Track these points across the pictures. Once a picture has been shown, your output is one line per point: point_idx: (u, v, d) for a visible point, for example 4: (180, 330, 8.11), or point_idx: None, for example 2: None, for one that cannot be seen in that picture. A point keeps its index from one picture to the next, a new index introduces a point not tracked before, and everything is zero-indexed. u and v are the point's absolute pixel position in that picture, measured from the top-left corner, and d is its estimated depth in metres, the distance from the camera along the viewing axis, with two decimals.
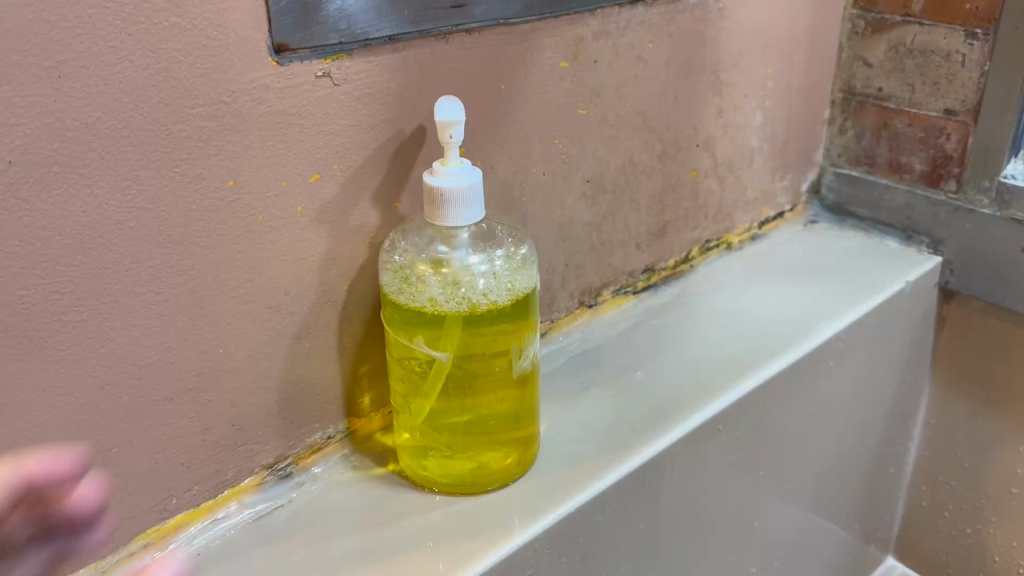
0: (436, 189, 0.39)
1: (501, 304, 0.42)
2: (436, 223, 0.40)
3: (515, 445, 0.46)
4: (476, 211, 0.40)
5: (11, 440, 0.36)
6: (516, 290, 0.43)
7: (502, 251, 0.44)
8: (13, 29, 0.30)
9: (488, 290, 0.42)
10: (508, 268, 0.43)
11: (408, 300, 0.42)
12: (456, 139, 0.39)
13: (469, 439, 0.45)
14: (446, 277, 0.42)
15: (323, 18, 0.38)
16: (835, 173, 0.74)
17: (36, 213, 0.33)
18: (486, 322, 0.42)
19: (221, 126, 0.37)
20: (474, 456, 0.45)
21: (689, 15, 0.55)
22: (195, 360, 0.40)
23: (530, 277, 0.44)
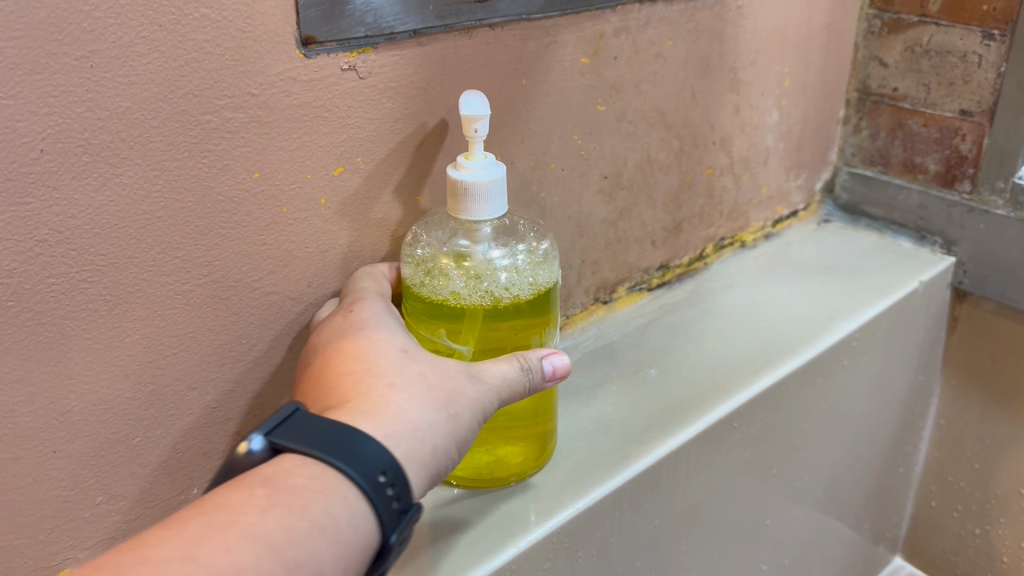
0: (462, 183, 0.39)
1: (523, 299, 0.42)
2: (460, 216, 0.40)
3: (533, 440, 0.46)
4: (500, 205, 0.40)
5: (38, 427, 0.36)
6: (538, 286, 0.43)
7: (524, 245, 0.44)
8: (48, 18, 0.30)
9: (510, 284, 0.42)
10: (531, 263, 0.43)
11: (430, 293, 0.42)
12: (479, 132, 0.39)
13: (488, 434, 0.45)
14: (469, 270, 0.42)
15: (349, 11, 0.38)
16: (849, 173, 0.74)
17: (65, 202, 0.33)
18: (507, 316, 0.42)
19: (249, 117, 0.37)
20: (492, 450, 0.45)
21: (709, 12, 0.55)
22: (219, 350, 0.40)
23: (551, 273, 0.44)
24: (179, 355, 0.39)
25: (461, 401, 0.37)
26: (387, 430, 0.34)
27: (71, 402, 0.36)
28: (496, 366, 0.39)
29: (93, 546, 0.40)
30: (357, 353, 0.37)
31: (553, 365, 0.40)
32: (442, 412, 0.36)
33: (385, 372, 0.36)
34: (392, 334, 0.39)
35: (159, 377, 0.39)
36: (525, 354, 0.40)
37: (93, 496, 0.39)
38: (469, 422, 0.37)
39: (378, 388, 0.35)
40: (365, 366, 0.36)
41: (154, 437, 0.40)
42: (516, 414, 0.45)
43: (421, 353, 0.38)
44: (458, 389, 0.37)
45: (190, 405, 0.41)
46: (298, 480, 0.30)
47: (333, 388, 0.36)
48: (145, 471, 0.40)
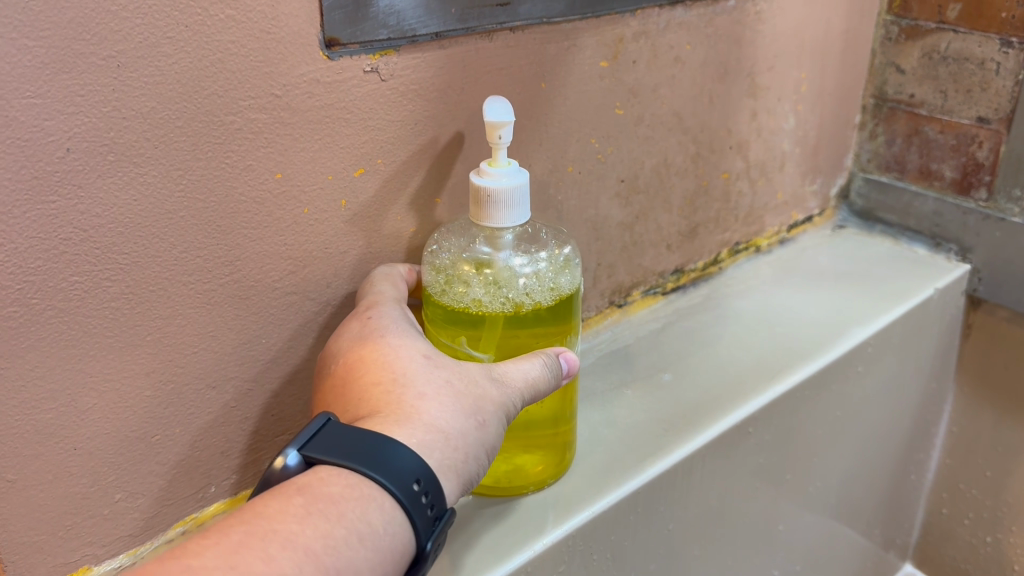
0: (486, 190, 0.39)
1: (545, 305, 0.42)
2: (482, 223, 0.40)
3: (552, 449, 0.46)
4: (522, 213, 0.41)
5: (60, 425, 0.36)
6: (559, 293, 0.43)
7: (546, 252, 0.44)
8: (77, 19, 0.31)
9: (532, 291, 0.42)
10: (552, 270, 0.43)
11: (451, 301, 0.42)
12: (504, 139, 0.40)
13: (508, 442, 0.45)
14: (490, 277, 0.42)
15: (373, 14, 0.38)
16: (864, 179, 0.75)
17: (90, 201, 0.33)
18: (527, 323, 0.42)
19: (272, 119, 0.37)
20: (511, 458, 0.45)
21: (729, 17, 0.55)
22: (239, 350, 0.41)
23: (572, 279, 0.44)
24: (199, 354, 0.39)
25: (489, 407, 0.37)
26: (420, 439, 0.34)
27: (92, 400, 0.37)
28: (521, 367, 0.39)
29: (111, 542, 0.41)
30: (384, 362, 0.37)
31: (568, 363, 0.41)
32: (472, 419, 0.36)
33: (414, 380, 0.36)
34: (415, 340, 0.39)
35: (179, 375, 0.39)
36: (545, 351, 0.40)
37: (111, 494, 0.39)
38: (497, 429, 0.37)
39: (407, 398, 0.35)
40: (392, 375, 0.37)
41: (172, 435, 0.40)
42: (535, 421, 0.45)
43: (444, 359, 0.38)
44: (484, 394, 0.37)
45: (208, 403, 0.41)
46: (333, 489, 0.31)
47: (362, 399, 0.36)
48: (163, 469, 0.41)
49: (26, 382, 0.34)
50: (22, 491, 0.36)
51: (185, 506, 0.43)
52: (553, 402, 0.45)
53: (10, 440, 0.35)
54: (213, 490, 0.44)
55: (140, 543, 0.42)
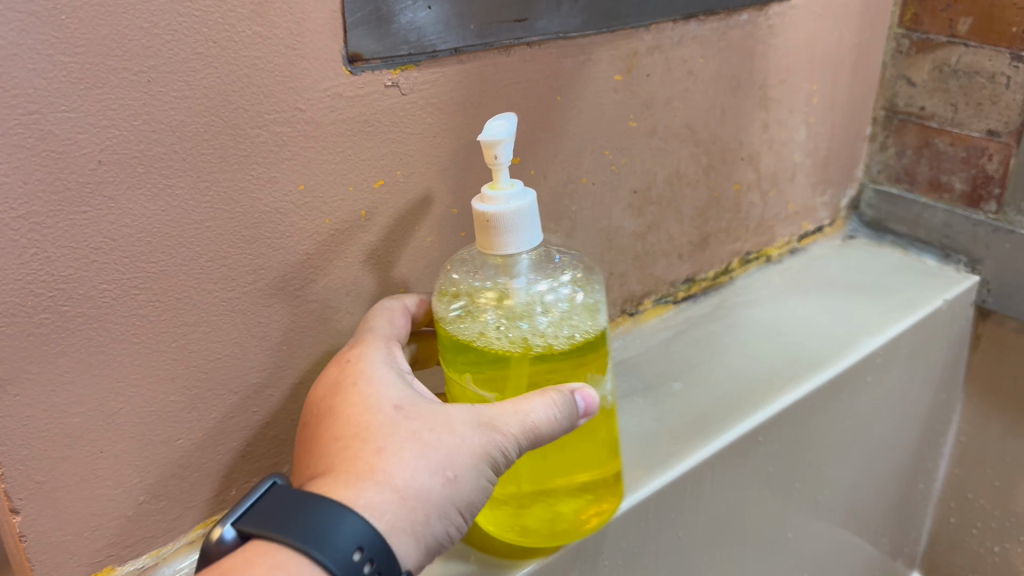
0: (489, 216, 0.38)
1: (557, 349, 0.40)
2: (491, 252, 0.39)
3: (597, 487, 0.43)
4: (534, 235, 0.39)
5: (88, 428, 0.37)
6: (575, 338, 0.41)
7: (568, 292, 0.42)
8: (110, 35, 0.32)
9: (543, 331, 0.40)
10: (571, 313, 0.41)
11: (458, 333, 0.41)
12: (504, 160, 0.38)
13: (547, 487, 0.42)
14: (502, 312, 0.40)
15: (395, 30, 0.39)
16: (874, 190, 0.76)
17: (120, 211, 0.34)
18: (538, 364, 0.40)
19: (296, 132, 0.38)
20: (553, 506, 0.42)
21: (741, 31, 0.56)
22: (261, 357, 0.42)
23: (592, 324, 0.42)
24: (223, 360, 0.40)
25: (462, 461, 0.35)
26: (371, 499, 0.33)
27: (118, 404, 0.38)
28: (519, 411, 0.37)
29: (134, 544, 0.42)
30: (356, 415, 0.37)
31: (588, 400, 0.38)
32: (438, 475, 0.35)
33: (380, 434, 0.36)
34: (390, 386, 0.38)
35: (202, 381, 0.40)
36: (559, 389, 0.38)
37: (135, 496, 0.40)
38: (473, 483, 0.36)
39: (367, 454, 0.35)
40: (357, 425, 0.36)
41: (195, 440, 0.41)
42: (567, 458, 0.42)
43: (421, 408, 0.37)
44: (458, 446, 0.36)
45: (230, 408, 0.42)
46: (257, 568, 0.30)
47: (328, 453, 0.36)
48: (186, 472, 0.42)
49: (56, 387, 0.36)
50: (49, 493, 0.37)
51: (207, 509, 0.44)
52: (582, 435, 0.42)
53: (39, 443, 0.36)
54: (233, 493, 0.45)
55: (162, 544, 0.43)
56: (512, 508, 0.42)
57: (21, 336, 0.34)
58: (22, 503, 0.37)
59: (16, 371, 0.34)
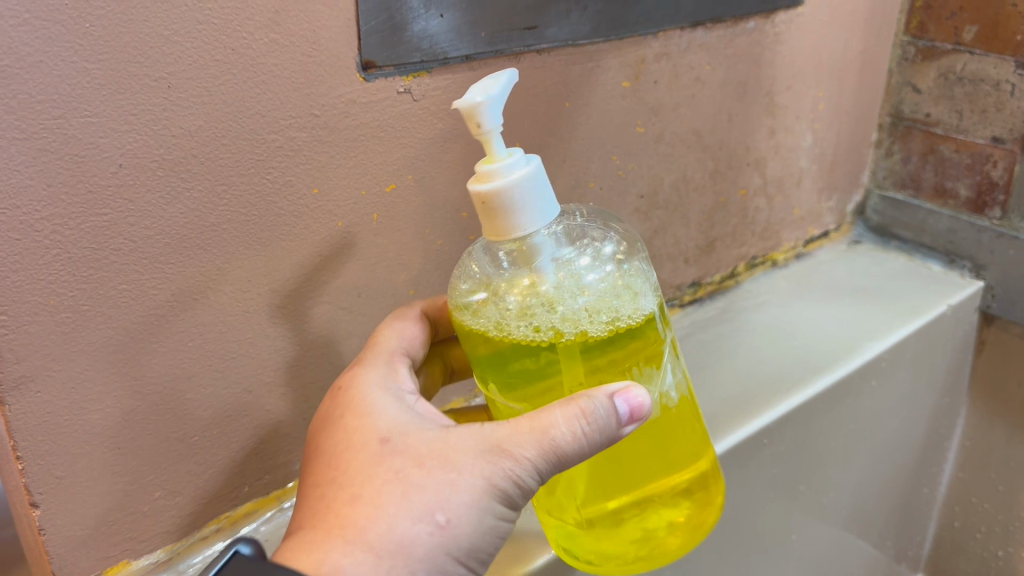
0: (489, 196, 0.34)
1: (593, 335, 0.35)
2: (505, 237, 0.35)
3: (688, 495, 0.38)
4: (546, 206, 0.35)
5: (107, 425, 0.38)
6: (614, 324, 0.35)
7: (602, 272, 0.37)
8: (132, 43, 0.32)
9: (574, 317, 0.35)
10: (607, 293, 0.36)
11: (477, 324, 0.37)
12: (494, 128, 0.34)
13: (628, 504, 0.37)
14: (524, 298, 0.36)
15: (408, 38, 0.40)
16: (880, 196, 0.77)
17: (140, 213, 0.35)
18: (573, 356, 0.35)
19: (311, 137, 0.39)
20: (643, 523, 0.37)
21: (748, 38, 0.57)
22: (275, 356, 0.43)
23: (637, 308, 0.36)
24: (238, 359, 0.41)
25: (455, 503, 0.32)
26: (341, 562, 0.30)
27: (136, 402, 0.39)
28: (531, 433, 0.33)
29: (150, 538, 0.43)
30: (341, 457, 0.34)
31: (630, 403, 0.33)
32: (423, 522, 0.32)
33: (362, 480, 0.33)
34: (379, 420, 0.35)
35: (217, 379, 0.41)
36: (591, 395, 0.33)
37: (151, 491, 0.41)
38: (470, 524, 0.32)
39: (345, 507, 0.32)
40: (338, 472, 0.34)
41: (210, 436, 0.42)
42: (634, 462, 0.37)
43: (414, 442, 0.34)
44: (452, 486, 0.32)
45: (245, 406, 0.43)
46: None
47: (309, 503, 0.33)
48: (201, 469, 0.43)
49: (75, 384, 0.36)
50: (68, 487, 0.38)
51: (221, 505, 0.45)
52: (645, 434, 0.37)
53: (59, 439, 0.37)
54: (246, 489, 0.46)
55: (176, 539, 0.44)
56: (598, 534, 0.38)
57: (43, 334, 0.35)
58: (42, 497, 0.38)
59: (38, 368, 0.35)
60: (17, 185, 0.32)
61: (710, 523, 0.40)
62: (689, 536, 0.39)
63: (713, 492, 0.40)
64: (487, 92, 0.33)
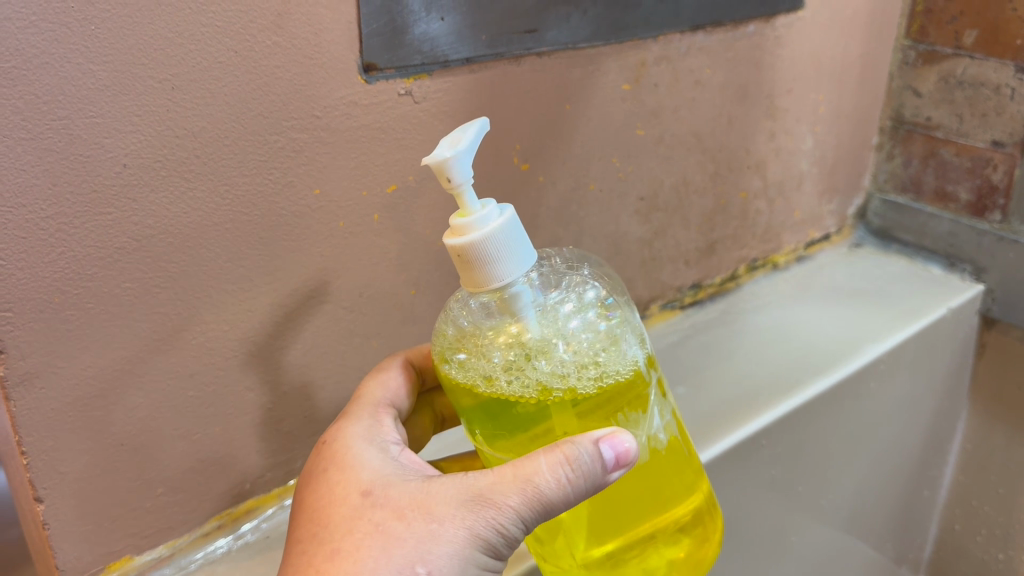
0: (463, 250, 0.33)
1: (581, 392, 0.34)
2: (483, 289, 0.34)
3: (687, 530, 0.38)
4: (523, 255, 0.34)
5: (111, 421, 0.39)
6: (603, 379, 0.34)
7: (588, 323, 0.36)
8: (136, 45, 0.33)
9: (561, 373, 0.34)
10: (594, 347, 0.35)
11: (462, 376, 0.35)
12: (466, 180, 0.33)
13: (628, 546, 0.36)
14: (511, 350, 0.35)
15: (408, 40, 0.40)
16: (881, 200, 0.77)
17: (143, 212, 0.36)
18: (560, 411, 0.34)
19: (313, 138, 0.39)
20: (645, 562, 0.37)
21: (748, 42, 0.57)
22: (277, 355, 0.44)
23: (626, 362, 0.35)
24: (240, 358, 0.42)
25: (437, 555, 0.31)
26: None
27: (138, 399, 0.39)
28: (516, 481, 0.32)
29: (151, 534, 0.43)
30: (324, 510, 0.34)
31: (616, 448, 0.32)
32: (405, 575, 0.31)
33: (343, 535, 0.32)
34: (361, 474, 0.35)
35: (219, 378, 0.42)
36: (576, 441, 0.32)
37: (154, 488, 0.42)
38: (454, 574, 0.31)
39: (325, 563, 0.31)
40: (320, 527, 0.33)
41: (213, 434, 0.43)
42: (627, 506, 0.36)
43: (397, 493, 0.33)
44: (433, 537, 0.31)
45: (247, 404, 0.44)
46: None
47: (291, 560, 0.33)
48: (203, 466, 0.44)
49: (79, 381, 0.37)
50: (72, 483, 0.39)
51: (223, 502, 0.46)
52: (635, 477, 0.36)
53: (63, 435, 0.38)
54: (248, 486, 0.47)
55: (178, 536, 0.44)
56: None
57: (48, 331, 0.35)
58: (46, 492, 0.38)
59: (42, 365, 0.36)
60: (23, 184, 0.32)
61: (710, 558, 0.39)
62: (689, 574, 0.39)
63: (712, 526, 0.39)
64: (456, 145, 0.32)
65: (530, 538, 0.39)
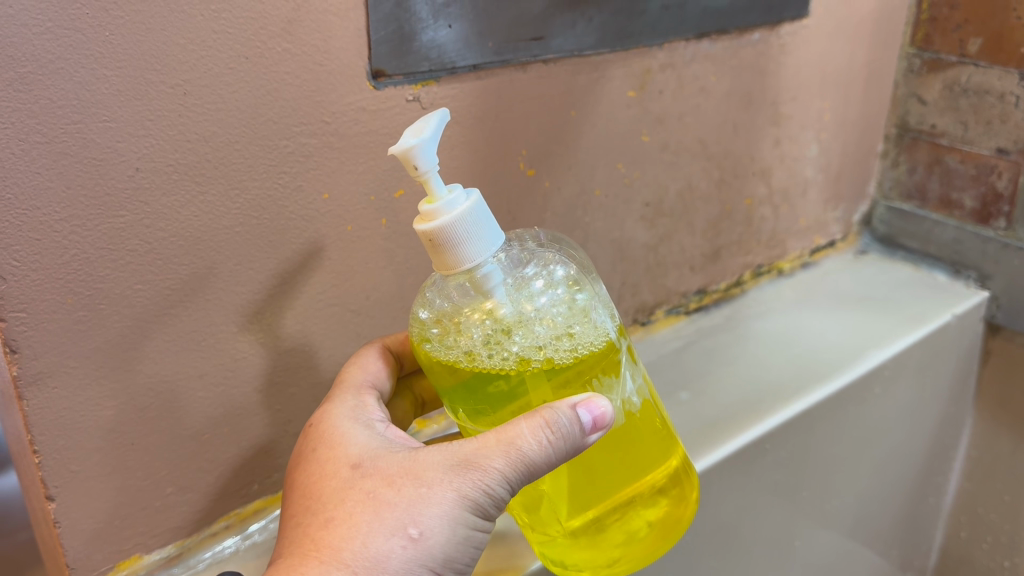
0: (432, 233, 0.34)
1: (560, 362, 0.35)
2: (454, 270, 0.34)
3: (664, 494, 0.38)
4: (491, 236, 0.34)
5: (121, 421, 0.39)
6: (579, 350, 0.35)
7: (560, 293, 0.36)
8: (150, 51, 0.34)
9: (541, 344, 0.35)
10: (569, 317, 0.36)
11: (442, 353, 0.36)
12: (432, 167, 0.33)
13: (609, 512, 0.37)
14: (488, 326, 0.35)
15: (416, 47, 0.41)
16: (886, 207, 0.77)
17: (156, 215, 0.36)
18: (540, 381, 0.35)
19: (322, 143, 0.40)
20: (627, 526, 0.37)
21: (753, 49, 0.58)
22: (284, 357, 0.44)
23: (599, 334, 0.36)
24: (248, 359, 0.43)
25: (427, 516, 0.32)
26: None
27: (149, 399, 0.40)
28: (500, 445, 0.33)
29: (161, 533, 0.44)
30: (316, 484, 0.34)
31: (594, 412, 0.33)
32: (396, 537, 0.31)
33: (335, 504, 0.33)
34: (349, 450, 0.35)
35: (228, 378, 0.42)
36: (555, 406, 0.33)
37: (163, 487, 0.43)
38: (444, 535, 0.32)
39: (320, 530, 0.32)
40: (312, 500, 0.34)
41: (221, 434, 0.44)
42: (607, 472, 0.37)
43: (385, 463, 0.34)
44: (422, 501, 0.32)
45: (255, 405, 0.44)
46: None
47: (287, 532, 0.33)
48: (212, 466, 0.44)
49: (90, 381, 0.38)
50: (83, 481, 0.39)
51: (232, 502, 0.46)
52: (612, 443, 0.37)
53: (74, 434, 0.38)
54: (256, 488, 0.47)
55: (188, 535, 0.45)
56: (582, 544, 0.38)
57: (61, 331, 0.36)
58: (57, 491, 0.39)
59: (55, 365, 0.36)
60: (38, 186, 0.33)
61: (687, 518, 0.40)
62: (668, 534, 0.39)
63: (688, 487, 0.40)
64: (420, 134, 0.32)
65: (516, 512, 0.40)
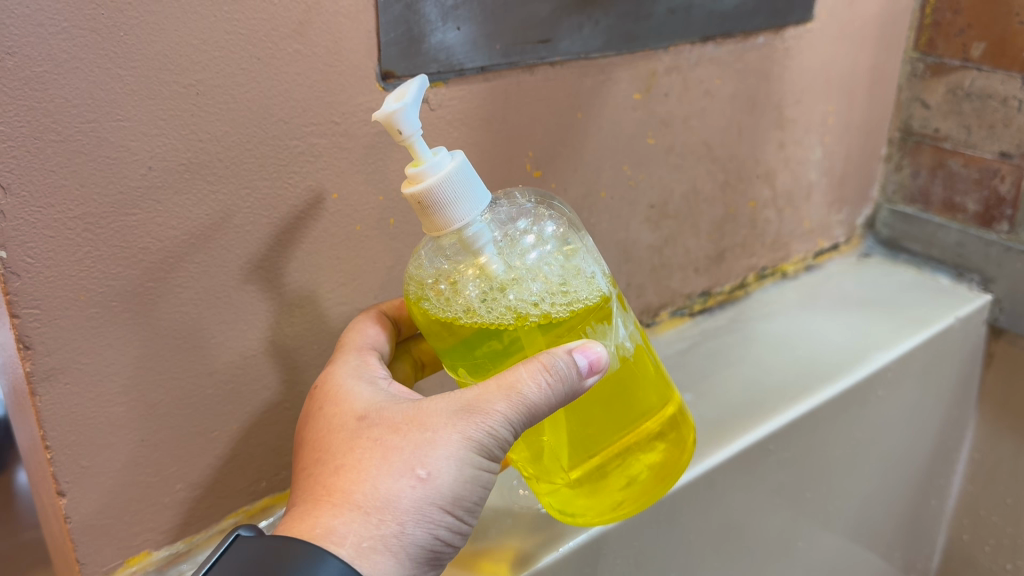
0: (417, 195, 0.34)
1: (557, 316, 0.35)
2: (443, 231, 0.35)
3: (663, 437, 0.39)
4: (477, 195, 0.35)
5: (131, 419, 0.40)
6: (575, 304, 0.35)
7: (551, 249, 0.37)
8: (163, 51, 0.34)
9: (538, 298, 0.35)
10: (562, 271, 0.36)
11: (439, 310, 0.36)
12: (415, 131, 0.34)
13: (610, 458, 0.38)
14: (483, 282, 0.35)
15: (425, 50, 0.41)
16: (890, 210, 0.78)
17: (167, 214, 0.37)
18: (536, 334, 0.35)
19: (332, 143, 0.41)
20: (627, 470, 0.38)
21: (758, 52, 0.58)
22: (292, 354, 0.45)
23: (592, 288, 0.36)
24: (258, 356, 0.43)
25: (433, 456, 0.33)
26: (329, 525, 0.31)
27: (160, 395, 0.40)
28: (501, 387, 0.33)
29: (169, 530, 0.44)
30: (325, 437, 0.35)
31: (590, 356, 0.34)
32: (405, 478, 0.32)
33: (343, 452, 0.34)
34: (354, 404, 0.36)
35: (237, 375, 0.43)
36: (551, 351, 0.33)
37: (172, 484, 0.43)
38: (452, 475, 0.33)
39: (331, 477, 0.33)
40: (322, 452, 0.34)
41: (230, 431, 0.44)
42: (608, 423, 0.37)
43: (391, 412, 0.35)
44: (427, 442, 0.33)
45: (263, 402, 0.45)
46: None
47: (300, 483, 0.34)
48: (220, 464, 0.45)
49: (102, 377, 0.38)
50: (92, 477, 0.40)
51: (239, 499, 0.47)
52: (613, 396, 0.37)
53: (85, 430, 0.39)
54: (263, 485, 0.47)
55: (196, 532, 0.45)
56: (585, 491, 0.39)
57: (73, 326, 0.36)
58: (68, 486, 0.39)
59: (67, 361, 0.37)
60: (52, 185, 0.33)
61: (685, 461, 0.41)
62: (668, 478, 0.41)
63: (685, 429, 0.41)
64: (402, 98, 0.33)
65: (518, 463, 0.41)
